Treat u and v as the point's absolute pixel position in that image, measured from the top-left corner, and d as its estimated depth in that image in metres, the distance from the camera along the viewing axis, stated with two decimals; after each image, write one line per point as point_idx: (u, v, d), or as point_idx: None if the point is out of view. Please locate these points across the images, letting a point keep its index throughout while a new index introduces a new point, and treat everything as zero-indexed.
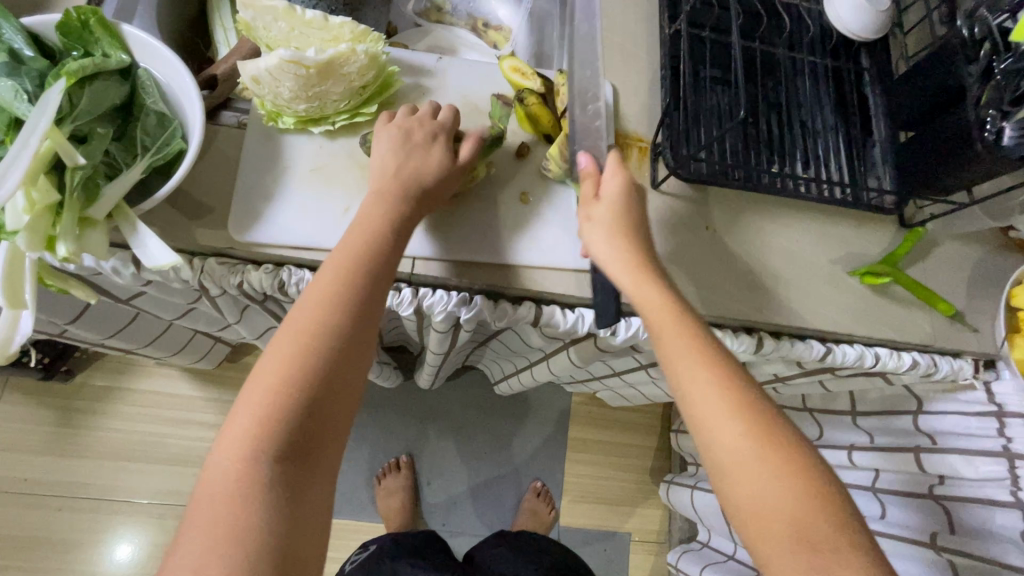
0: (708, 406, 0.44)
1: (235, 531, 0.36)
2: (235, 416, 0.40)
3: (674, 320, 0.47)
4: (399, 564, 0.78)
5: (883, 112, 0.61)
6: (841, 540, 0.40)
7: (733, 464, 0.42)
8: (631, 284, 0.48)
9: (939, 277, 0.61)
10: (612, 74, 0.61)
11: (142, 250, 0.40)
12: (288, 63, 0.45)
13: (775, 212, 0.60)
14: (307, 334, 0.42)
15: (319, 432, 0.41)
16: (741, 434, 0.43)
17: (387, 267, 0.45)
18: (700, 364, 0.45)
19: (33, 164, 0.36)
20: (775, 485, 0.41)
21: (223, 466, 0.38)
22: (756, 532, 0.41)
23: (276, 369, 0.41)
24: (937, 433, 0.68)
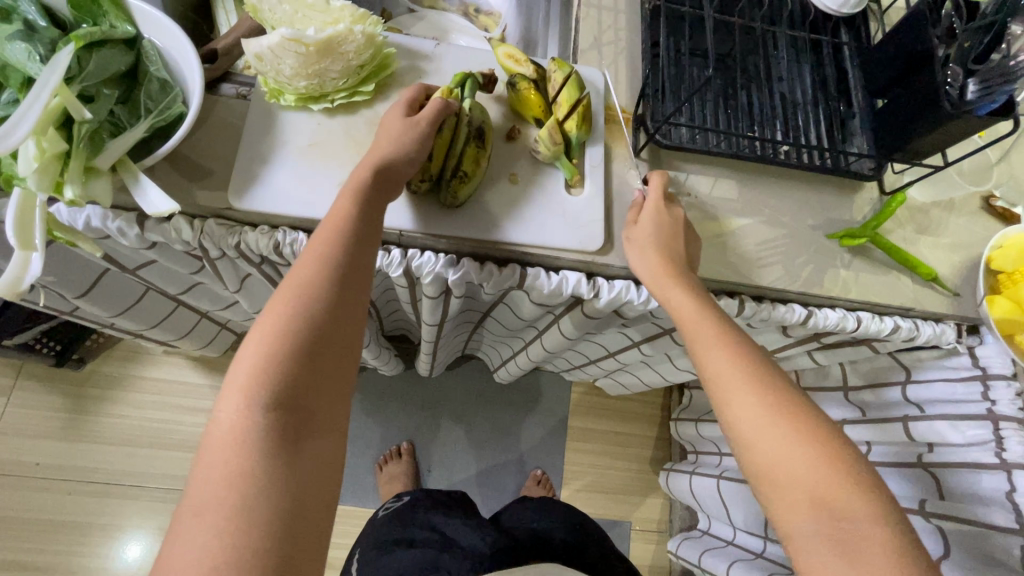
0: (732, 384, 0.45)
1: (246, 476, 0.38)
2: (232, 374, 0.42)
3: (698, 308, 0.49)
4: (431, 515, 0.80)
5: (860, 83, 0.63)
6: (870, 517, 0.40)
7: (750, 438, 0.44)
8: (657, 285, 0.51)
9: (921, 244, 0.62)
10: (597, 50, 0.63)
11: (143, 198, 0.43)
12: (289, 41, 0.47)
13: (755, 179, 0.62)
14: (298, 298, 0.44)
15: (322, 394, 0.43)
16: (768, 413, 0.44)
17: (360, 241, 0.47)
18: (721, 346, 0.47)
19: (44, 117, 0.38)
20: (800, 462, 0.42)
21: (228, 416, 0.40)
22: (779, 507, 0.42)
23: (265, 335, 0.43)
24: (924, 401, 0.68)
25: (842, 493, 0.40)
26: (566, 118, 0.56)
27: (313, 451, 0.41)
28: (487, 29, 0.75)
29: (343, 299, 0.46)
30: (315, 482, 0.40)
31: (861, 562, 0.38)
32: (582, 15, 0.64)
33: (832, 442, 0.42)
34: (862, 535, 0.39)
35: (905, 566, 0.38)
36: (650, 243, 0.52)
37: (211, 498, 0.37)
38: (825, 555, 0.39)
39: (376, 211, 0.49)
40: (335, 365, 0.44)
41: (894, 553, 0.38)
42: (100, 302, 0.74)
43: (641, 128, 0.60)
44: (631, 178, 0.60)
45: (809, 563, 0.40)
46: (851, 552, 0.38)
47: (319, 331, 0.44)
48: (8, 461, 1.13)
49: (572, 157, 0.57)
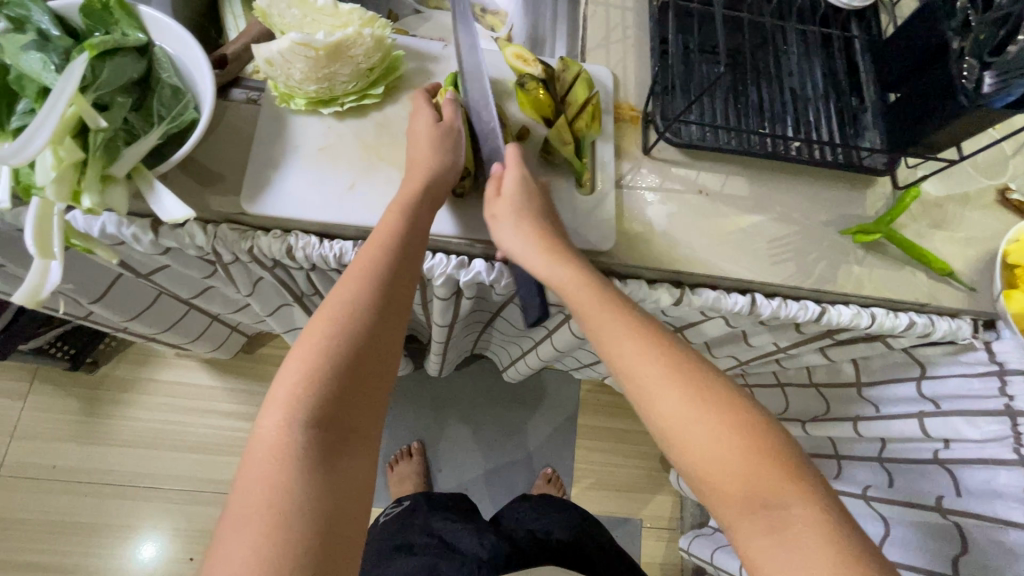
0: (646, 369, 0.44)
1: (284, 489, 0.38)
2: (275, 388, 0.42)
3: (593, 291, 0.48)
4: (432, 521, 0.82)
5: (872, 77, 0.63)
6: (794, 493, 0.39)
7: (673, 426, 0.42)
8: (548, 271, 0.49)
9: (936, 239, 0.62)
10: (605, 48, 0.63)
11: (159, 206, 0.43)
12: (299, 45, 0.47)
13: (765, 176, 0.61)
14: (343, 314, 0.45)
15: (361, 409, 0.43)
16: (683, 398, 0.43)
17: (405, 255, 0.48)
18: (625, 332, 0.46)
19: (60, 126, 0.39)
20: (721, 446, 0.41)
21: (270, 430, 0.41)
22: (714, 497, 0.41)
23: (308, 350, 0.43)
24: (940, 397, 0.68)
25: (768, 474, 0.40)
26: (575, 118, 0.56)
27: (349, 466, 0.41)
28: (494, 29, 0.74)
29: (386, 316, 0.46)
30: (350, 498, 0.40)
31: (796, 546, 0.37)
32: (589, 13, 0.64)
33: (748, 422, 0.42)
34: (793, 516, 0.38)
35: (841, 544, 0.37)
36: (529, 221, 0.50)
37: (250, 511, 0.38)
38: (764, 543, 0.38)
39: (422, 228, 0.49)
40: (376, 382, 0.45)
41: (825, 531, 0.37)
42: (114, 307, 0.75)
43: (650, 126, 0.60)
44: (641, 177, 0.59)
45: (753, 557, 0.38)
46: (787, 537, 0.38)
47: (362, 347, 0.44)
48: (25, 464, 1.15)
49: (583, 156, 0.57)
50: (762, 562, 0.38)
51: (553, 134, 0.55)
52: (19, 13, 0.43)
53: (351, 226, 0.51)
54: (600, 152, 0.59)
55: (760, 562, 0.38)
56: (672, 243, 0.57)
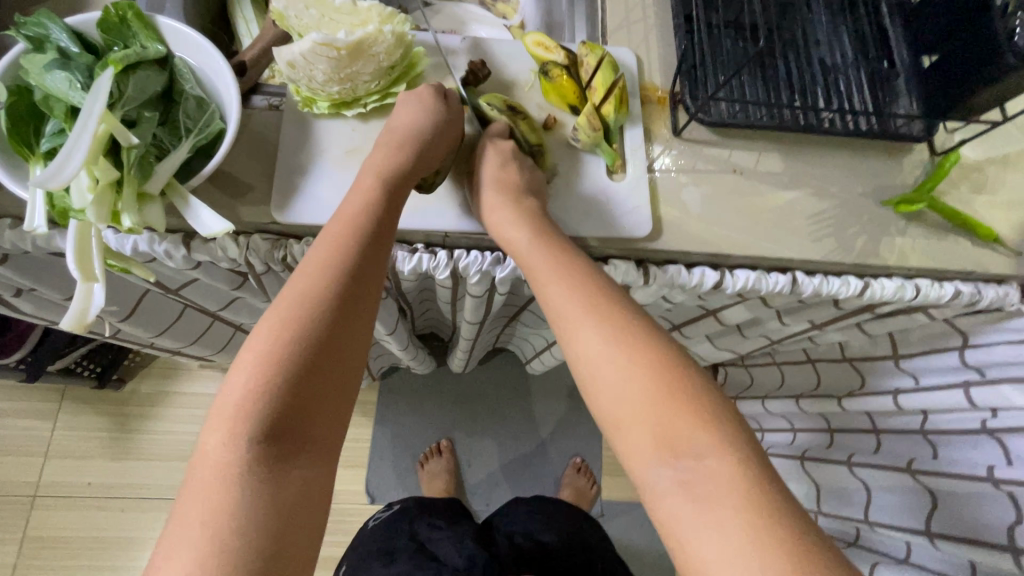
0: (575, 318, 0.44)
1: (229, 506, 0.36)
2: (220, 401, 0.40)
3: (534, 244, 0.48)
4: (417, 524, 0.85)
5: (903, 41, 0.61)
6: (710, 445, 0.38)
7: (597, 373, 0.42)
8: (499, 229, 0.50)
9: (977, 205, 0.60)
10: (626, 29, 0.61)
11: (196, 221, 0.42)
12: (321, 46, 0.45)
13: (799, 150, 0.60)
14: (303, 302, 0.42)
15: (313, 416, 0.41)
16: (606, 345, 0.43)
17: (372, 249, 0.45)
18: (555, 281, 0.46)
19: (93, 146, 0.38)
20: (628, 399, 0.41)
21: (218, 443, 0.38)
22: (623, 447, 0.41)
23: (265, 348, 0.40)
24: (986, 365, 0.66)
25: (684, 422, 0.39)
26: (603, 101, 0.55)
27: (303, 473, 0.39)
28: (506, 18, 0.73)
29: (350, 312, 0.44)
30: (295, 520, 0.38)
31: (698, 503, 0.37)
32: None
33: (668, 375, 0.41)
34: (698, 470, 0.37)
35: (743, 499, 0.36)
36: (491, 181, 0.51)
37: (192, 531, 0.36)
38: (665, 499, 0.38)
39: (392, 208, 0.47)
40: (339, 378, 0.42)
41: (730, 486, 0.37)
42: (142, 323, 0.75)
43: (680, 107, 0.58)
44: (673, 159, 0.58)
45: (662, 506, 0.38)
46: (692, 493, 0.37)
47: (323, 339, 0.42)
48: (61, 482, 1.16)
49: (612, 143, 0.56)
50: (666, 520, 0.38)
51: (580, 122, 0.54)
52: (38, 32, 0.42)
53: None
54: (630, 134, 0.57)
55: (662, 517, 0.38)
56: (709, 225, 0.56)
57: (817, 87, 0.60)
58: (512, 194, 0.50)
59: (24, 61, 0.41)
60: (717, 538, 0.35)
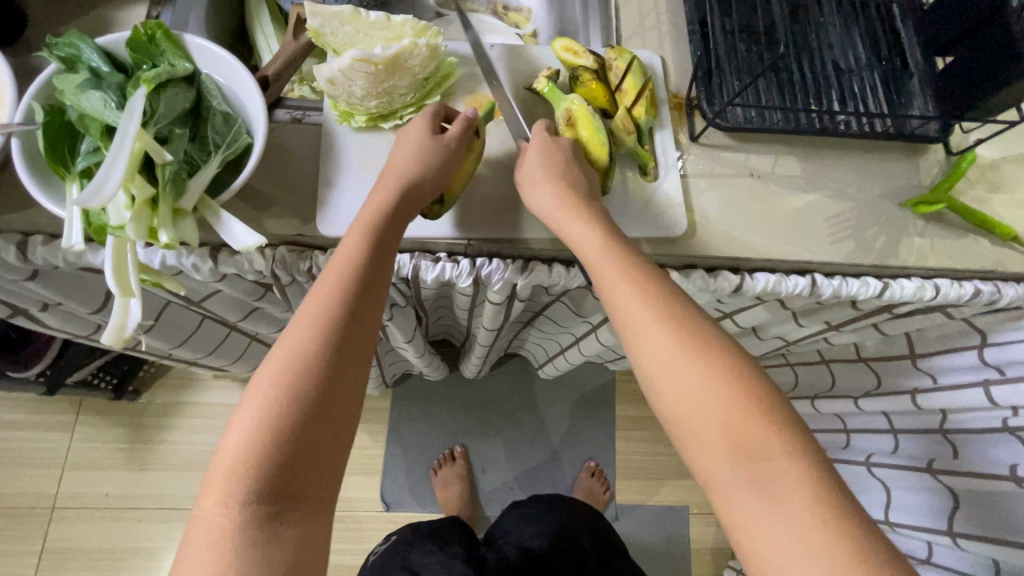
0: (640, 320, 0.44)
1: (230, 569, 0.36)
2: (224, 445, 0.39)
3: (605, 245, 0.47)
4: (408, 554, 0.84)
5: (917, 42, 0.61)
6: (780, 452, 0.38)
7: (663, 377, 0.42)
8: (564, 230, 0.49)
9: (995, 204, 0.60)
10: (640, 36, 0.62)
11: (228, 234, 0.43)
12: (359, 62, 0.47)
13: (816, 152, 0.60)
14: (297, 359, 0.41)
15: (307, 461, 0.39)
16: (674, 350, 0.42)
17: (369, 286, 0.45)
18: (625, 283, 0.45)
19: (130, 164, 0.39)
20: (703, 401, 0.41)
21: (214, 507, 0.37)
22: (695, 452, 0.40)
23: (260, 406, 0.40)
24: (1005, 364, 0.66)
25: (753, 428, 0.39)
26: (633, 104, 0.55)
27: (298, 528, 0.38)
28: (518, 27, 0.74)
29: (346, 352, 0.43)
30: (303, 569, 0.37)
31: (779, 508, 0.37)
32: (622, 2, 0.63)
33: (742, 378, 0.41)
34: (777, 473, 0.38)
35: (822, 506, 0.37)
36: (553, 176, 0.50)
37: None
38: (744, 503, 0.38)
39: (382, 254, 0.46)
40: (333, 432, 0.41)
41: (806, 490, 0.37)
42: (163, 335, 0.75)
43: (696, 112, 0.59)
44: (692, 164, 0.58)
45: (727, 511, 0.38)
46: (772, 498, 0.37)
47: (318, 398, 0.41)
48: (78, 494, 1.17)
49: (645, 144, 0.56)
50: (743, 526, 0.37)
51: (614, 128, 0.54)
52: (69, 53, 0.44)
53: None
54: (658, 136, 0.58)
55: (737, 522, 0.38)
56: (730, 228, 0.56)
57: (832, 90, 0.61)
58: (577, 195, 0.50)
59: (58, 82, 0.42)
60: (798, 545, 0.36)
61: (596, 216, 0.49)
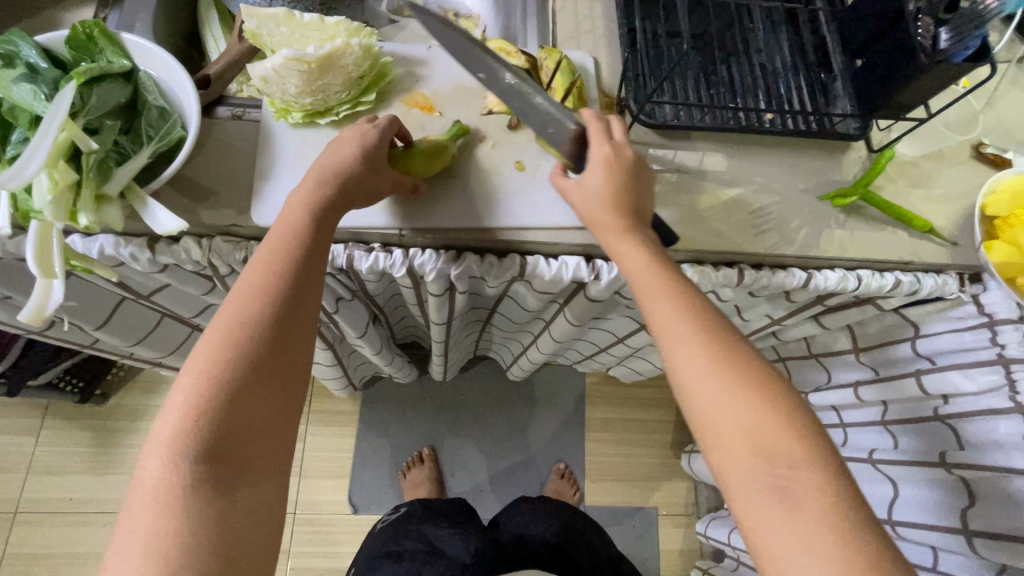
0: (672, 325, 0.44)
1: (171, 533, 0.36)
2: (160, 422, 0.39)
3: (649, 260, 0.48)
4: (424, 527, 0.87)
5: (837, 46, 0.64)
6: (801, 460, 0.39)
7: (693, 380, 0.42)
8: (612, 239, 0.49)
9: (913, 199, 0.63)
10: (577, 39, 0.65)
11: (152, 221, 0.45)
12: (292, 61, 0.49)
13: (742, 150, 0.63)
14: (232, 334, 0.42)
15: (256, 441, 0.41)
16: (702, 355, 0.43)
17: (309, 270, 0.47)
18: (666, 294, 0.46)
19: (54, 150, 0.40)
20: (734, 404, 0.41)
21: (151, 471, 0.38)
22: (719, 457, 0.40)
23: (197, 377, 0.40)
24: (936, 354, 0.68)
25: (773, 433, 0.40)
26: (562, 102, 0.57)
27: (246, 499, 0.39)
28: (467, 31, 0.73)
29: (286, 330, 0.44)
30: (244, 544, 0.38)
31: (803, 517, 0.37)
32: (559, 9, 0.66)
33: (782, 398, 0.41)
34: (803, 486, 0.38)
35: (845, 522, 0.37)
36: (601, 184, 0.50)
37: (131, 558, 0.35)
38: (764, 508, 0.38)
39: (320, 240, 0.48)
40: (272, 404, 0.42)
41: (824, 497, 0.37)
42: (118, 332, 0.76)
43: (625, 111, 0.62)
44: None
45: (744, 511, 0.39)
46: (795, 508, 0.37)
47: (252, 370, 0.41)
48: (42, 498, 1.16)
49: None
50: (760, 527, 0.38)
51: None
52: (7, 49, 0.45)
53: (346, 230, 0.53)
54: None
55: (753, 524, 0.38)
56: None
57: (758, 90, 0.63)
58: (622, 207, 0.50)
59: None
60: (817, 550, 0.36)
61: (643, 238, 0.49)
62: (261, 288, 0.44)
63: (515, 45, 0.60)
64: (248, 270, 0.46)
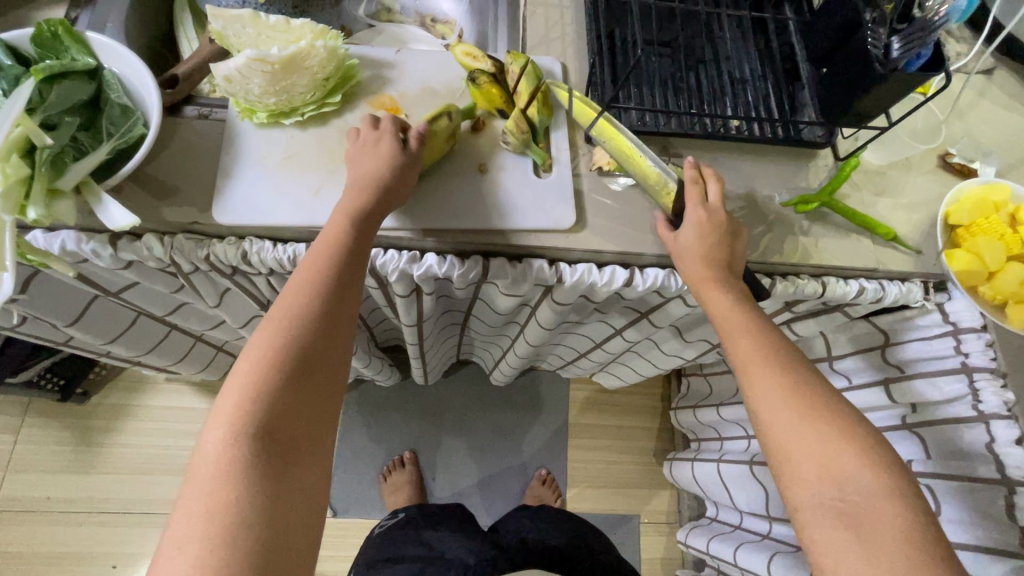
0: (755, 360, 0.48)
1: (229, 504, 0.38)
2: (221, 402, 0.42)
3: (732, 299, 0.51)
4: (423, 532, 0.88)
5: (804, 55, 0.65)
6: (877, 490, 0.43)
7: (773, 412, 0.46)
8: (698, 280, 0.52)
9: (879, 206, 0.63)
10: (547, 46, 0.66)
11: (106, 215, 0.45)
12: (255, 61, 0.49)
13: (708, 156, 0.63)
14: (288, 328, 0.45)
15: (304, 431, 0.43)
16: (782, 390, 0.47)
17: (351, 272, 0.48)
18: (745, 326, 0.50)
19: (5, 144, 0.41)
20: (812, 436, 0.45)
21: (213, 446, 0.40)
22: (790, 476, 0.45)
23: (254, 362, 0.43)
24: (904, 362, 0.68)
25: (850, 465, 0.43)
26: (527, 105, 0.58)
27: (295, 486, 0.41)
28: (445, 37, 0.76)
29: (331, 327, 0.46)
30: (291, 525, 0.39)
31: (868, 539, 0.41)
32: (529, 14, 0.67)
33: (858, 433, 0.45)
34: (871, 509, 0.42)
35: (915, 548, 0.41)
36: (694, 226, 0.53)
37: (194, 526, 0.37)
38: (831, 526, 0.42)
39: (359, 242, 0.49)
40: (322, 398, 0.45)
41: (899, 527, 0.41)
42: (92, 330, 0.77)
43: None
44: (584, 164, 0.61)
45: (814, 532, 0.43)
46: (861, 529, 0.42)
47: (303, 362, 0.44)
48: (19, 497, 1.16)
49: (539, 143, 0.59)
50: (822, 541, 0.42)
51: (509, 126, 0.57)
52: None
53: (304, 226, 0.53)
54: (556, 139, 0.61)
55: (817, 538, 0.42)
56: (620, 226, 0.59)
57: (725, 97, 0.64)
58: (718, 254, 0.53)
59: None
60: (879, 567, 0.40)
61: (731, 281, 0.52)
62: (311, 286, 0.46)
63: (482, 50, 0.61)
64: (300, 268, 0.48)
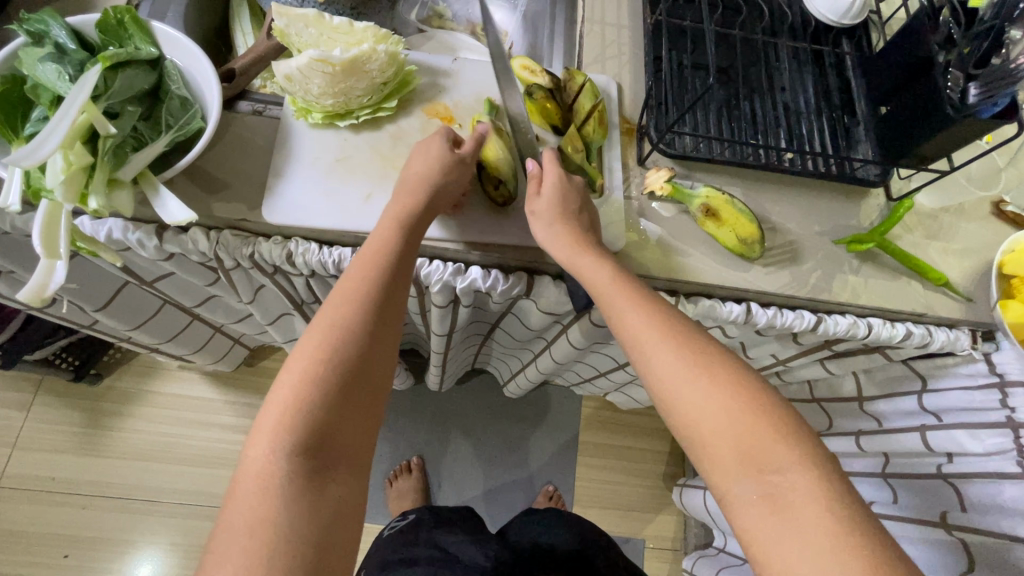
0: (646, 342, 0.46)
1: (270, 517, 0.37)
2: (262, 412, 0.41)
3: (615, 278, 0.49)
4: (434, 534, 0.85)
5: (863, 91, 0.64)
6: (790, 459, 0.40)
7: (674, 396, 0.44)
8: (573, 256, 0.50)
9: (930, 250, 0.62)
10: (602, 64, 0.65)
11: (162, 209, 0.45)
12: (317, 61, 0.49)
13: (760, 187, 0.62)
14: (330, 334, 0.44)
15: (343, 436, 0.42)
16: (679, 367, 0.44)
17: (403, 277, 0.48)
18: (631, 305, 0.47)
19: (71, 131, 0.41)
20: (717, 412, 0.42)
21: (257, 457, 0.40)
22: (707, 463, 0.42)
23: (300, 371, 0.42)
24: (942, 410, 0.66)
25: (763, 438, 0.41)
26: (582, 124, 0.58)
27: (333, 494, 0.40)
28: (493, 47, 0.76)
29: (375, 330, 0.46)
30: (335, 535, 0.39)
31: (793, 520, 0.38)
32: (586, 31, 0.66)
33: (759, 400, 0.42)
34: (791, 485, 0.39)
35: (840, 516, 0.37)
36: (555, 191, 0.52)
37: (239, 540, 0.37)
38: (759, 514, 0.39)
39: (406, 250, 0.48)
40: (363, 404, 0.44)
41: (821, 499, 0.38)
42: (119, 316, 0.76)
43: (645, 138, 0.61)
44: (636, 187, 0.60)
45: (745, 521, 0.39)
46: (786, 512, 0.38)
47: (349, 370, 0.43)
48: (24, 475, 1.15)
49: (592, 162, 0.59)
50: (754, 532, 0.39)
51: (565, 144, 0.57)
52: (38, 28, 0.45)
53: (353, 233, 0.52)
54: (608, 161, 0.60)
55: (750, 530, 0.39)
56: (668, 253, 0.58)
57: (778, 127, 0.63)
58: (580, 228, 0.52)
59: (21, 54, 0.44)
60: (811, 548, 0.37)
61: (605, 254, 0.51)
62: (359, 290, 0.46)
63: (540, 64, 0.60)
64: (347, 276, 0.48)
